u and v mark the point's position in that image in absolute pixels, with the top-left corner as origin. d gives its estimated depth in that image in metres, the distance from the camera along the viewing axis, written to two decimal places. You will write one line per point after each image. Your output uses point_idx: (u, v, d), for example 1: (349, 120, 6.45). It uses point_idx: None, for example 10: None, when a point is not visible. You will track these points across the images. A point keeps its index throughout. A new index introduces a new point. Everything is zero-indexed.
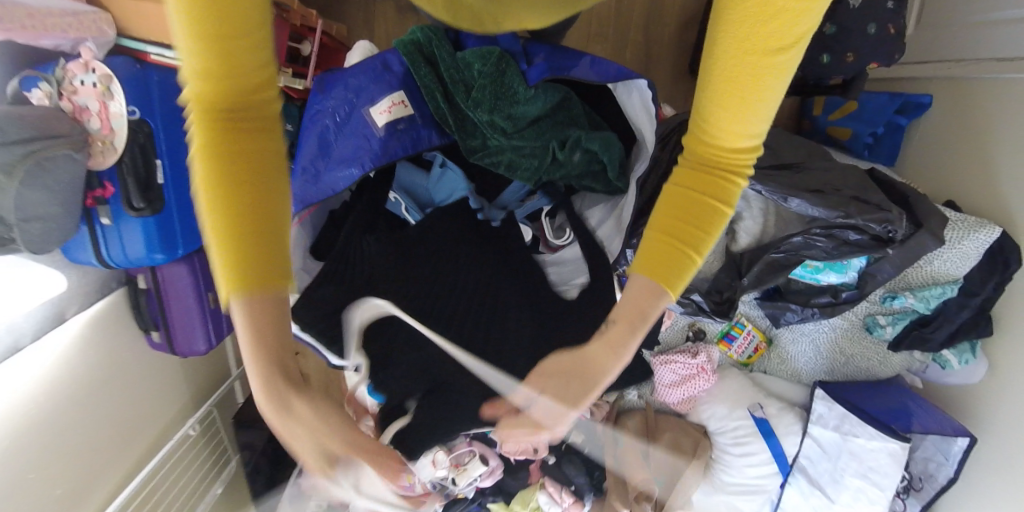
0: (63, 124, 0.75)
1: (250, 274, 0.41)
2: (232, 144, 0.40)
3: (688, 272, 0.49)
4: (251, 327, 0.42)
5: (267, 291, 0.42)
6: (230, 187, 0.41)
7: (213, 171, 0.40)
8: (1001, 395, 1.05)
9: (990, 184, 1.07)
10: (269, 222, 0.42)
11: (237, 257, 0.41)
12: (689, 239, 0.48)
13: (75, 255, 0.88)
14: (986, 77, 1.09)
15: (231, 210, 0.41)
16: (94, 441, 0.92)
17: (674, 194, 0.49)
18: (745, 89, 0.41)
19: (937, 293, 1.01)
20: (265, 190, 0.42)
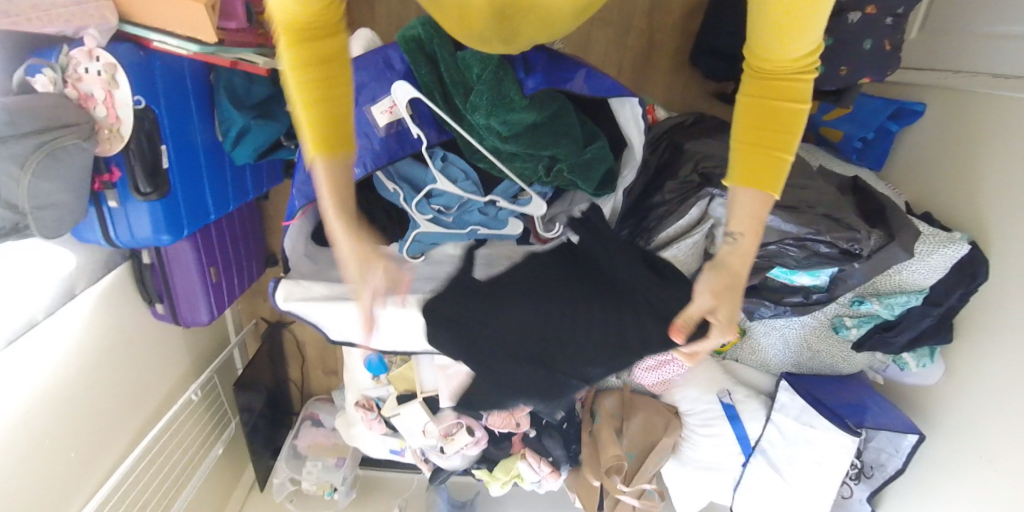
0: (70, 113, 0.78)
1: (332, 146, 0.54)
2: (313, 44, 0.49)
3: (776, 169, 0.52)
4: (330, 183, 0.55)
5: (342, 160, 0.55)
6: (316, 76, 0.50)
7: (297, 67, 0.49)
8: (954, 393, 1.14)
9: (968, 198, 1.12)
10: (337, 112, 0.53)
11: (319, 122, 0.52)
12: (773, 142, 0.51)
13: (85, 234, 0.92)
14: (977, 90, 1.12)
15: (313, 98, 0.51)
16: (85, 404, 1.00)
17: (750, 111, 0.51)
18: (792, 22, 0.42)
19: (901, 302, 1.08)
20: (337, 86, 0.52)
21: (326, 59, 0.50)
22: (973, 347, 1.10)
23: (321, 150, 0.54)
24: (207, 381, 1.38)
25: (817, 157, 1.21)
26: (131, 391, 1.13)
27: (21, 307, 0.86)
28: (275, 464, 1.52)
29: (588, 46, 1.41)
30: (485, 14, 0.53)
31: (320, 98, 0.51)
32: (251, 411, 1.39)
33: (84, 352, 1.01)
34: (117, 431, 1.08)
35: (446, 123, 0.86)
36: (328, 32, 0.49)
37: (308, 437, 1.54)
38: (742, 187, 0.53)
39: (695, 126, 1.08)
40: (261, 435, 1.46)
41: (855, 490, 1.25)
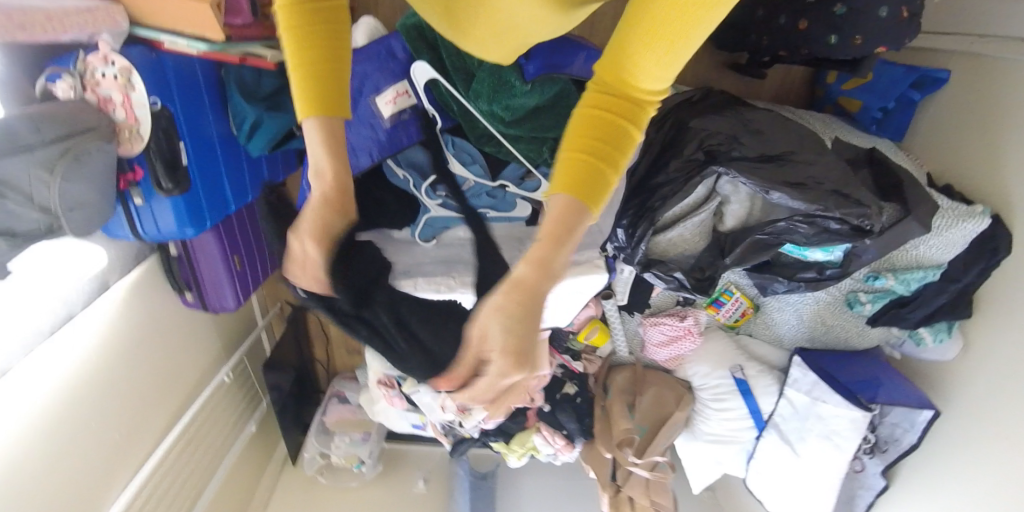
0: (91, 116, 0.82)
1: (320, 102, 0.50)
2: None
3: (602, 184, 0.43)
4: (325, 142, 0.52)
5: (332, 116, 0.51)
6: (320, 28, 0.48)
7: (301, 15, 0.47)
8: (971, 370, 1.13)
9: (992, 171, 1.08)
10: (326, 61, 0.49)
11: (314, 83, 0.50)
12: (595, 150, 0.42)
13: (115, 230, 0.97)
14: (1005, 57, 1.07)
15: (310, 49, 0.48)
16: (122, 388, 1.07)
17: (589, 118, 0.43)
18: (662, 32, 0.37)
19: (918, 277, 1.07)
20: (328, 34, 0.48)
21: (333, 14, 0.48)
22: (991, 322, 1.09)
23: (312, 108, 0.50)
24: (238, 361, 1.46)
25: (833, 129, 1.18)
26: (167, 374, 1.21)
27: (61, 300, 0.92)
28: (305, 439, 1.61)
29: (595, 22, 1.39)
30: (480, 24, 0.56)
31: (318, 51, 0.48)
32: (280, 390, 1.47)
33: (117, 340, 1.07)
34: (156, 414, 1.16)
35: (453, 111, 0.88)
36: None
37: (334, 413, 1.62)
38: (559, 194, 0.43)
39: (702, 102, 1.07)
40: (290, 412, 1.54)
41: (868, 464, 1.25)
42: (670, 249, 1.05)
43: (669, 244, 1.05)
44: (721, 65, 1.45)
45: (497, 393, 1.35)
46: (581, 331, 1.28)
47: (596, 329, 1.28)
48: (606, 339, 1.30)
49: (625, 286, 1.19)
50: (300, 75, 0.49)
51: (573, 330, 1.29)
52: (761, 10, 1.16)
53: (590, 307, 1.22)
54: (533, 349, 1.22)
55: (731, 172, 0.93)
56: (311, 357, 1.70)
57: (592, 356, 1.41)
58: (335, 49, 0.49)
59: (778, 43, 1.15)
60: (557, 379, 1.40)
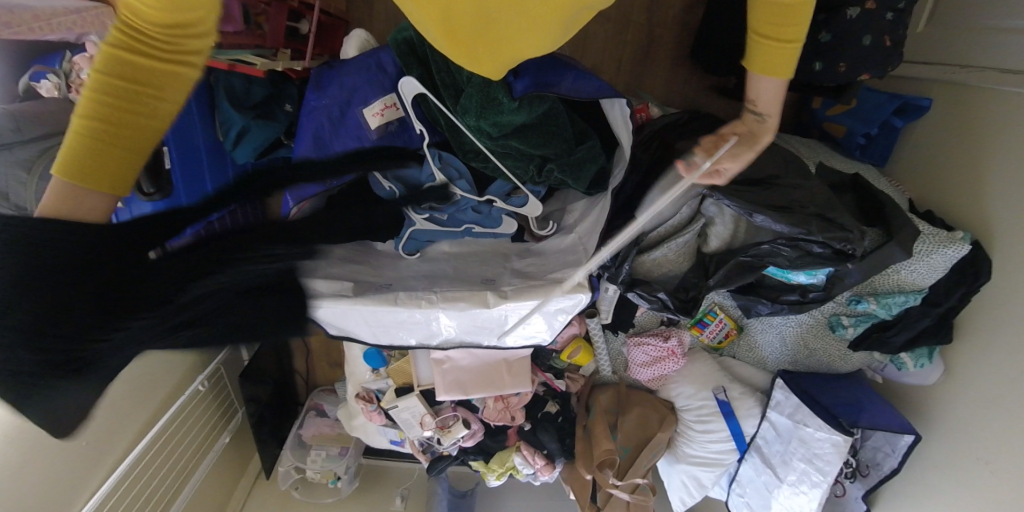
0: (74, 118, 0.82)
1: (86, 170, 0.45)
2: (134, 56, 0.43)
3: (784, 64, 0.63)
4: (56, 202, 0.45)
5: (92, 182, 0.46)
6: (115, 92, 0.44)
7: (103, 68, 0.43)
8: (953, 394, 1.14)
9: (975, 198, 1.10)
10: (125, 131, 0.45)
11: (74, 145, 0.44)
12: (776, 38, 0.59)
13: None
14: (987, 87, 1.10)
15: (103, 112, 0.44)
16: None
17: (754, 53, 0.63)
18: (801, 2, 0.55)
19: (899, 301, 1.08)
20: (148, 105, 0.45)
21: (145, 94, 0.45)
22: (973, 348, 1.10)
23: (66, 166, 0.44)
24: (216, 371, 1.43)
25: (818, 154, 1.20)
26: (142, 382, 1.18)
27: None
28: (281, 453, 1.57)
29: (587, 42, 1.42)
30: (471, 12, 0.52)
31: (111, 115, 0.44)
32: (256, 401, 1.45)
33: None
34: (128, 419, 1.14)
35: (440, 127, 0.88)
36: (156, 42, 0.44)
37: (312, 426, 1.58)
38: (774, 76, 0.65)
39: (689, 124, 1.09)
40: (268, 423, 1.52)
41: (849, 488, 1.26)
42: (656, 270, 1.06)
43: (654, 264, 1.06)
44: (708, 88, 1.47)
45: (478, 409, 1.34)
46: (565, 350, 1.27)
47: (579, 349, 1.27)
48: (588, 359, 1.30)
49: (609, 306, 1.18)
50: (71, 141, 0.44)
51: (557, 349, 1.28)
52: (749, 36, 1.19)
53: (574, 325, 1.22)
54: (516, 366, 1.20)
55: (716, 195, 0.94)
56: (290, 368, 1.67)
57: (576, 375, 1.39)
58: (149, 117, 0.46)
59: None
60: (540, 397, 1.39)
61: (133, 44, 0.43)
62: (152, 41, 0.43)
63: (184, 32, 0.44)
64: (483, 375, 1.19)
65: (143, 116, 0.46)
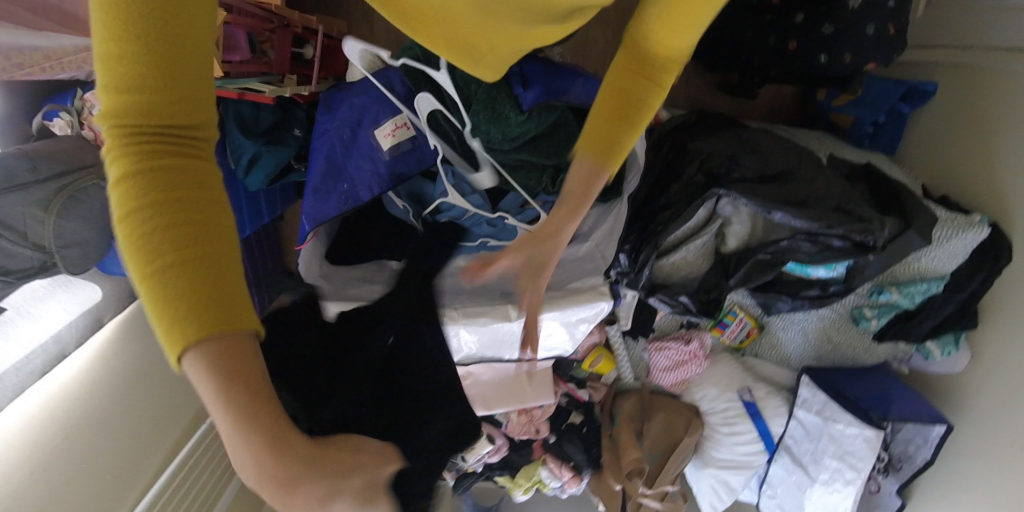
0: (87, 154, 0.83)
1: (196, 327, 0.29)
2: (160, 143, 0.29)
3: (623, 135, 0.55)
4: (211, 384, 0.30)
5: (217, 335, 0.29)
6: (166, 209, 0.28)
7: (133, 189, 0.28)
8: (982, 380, 1.12)
9: (988, 181, 1.09)
10: (216, 249, 0.30)
11: (175, 309, 0.29)
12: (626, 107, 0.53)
13: (111, 267, 0.96)
14: (992, 68, 1.10)
15: (167, 241, 0.28)
16: None
17: (598, 119, 0.55)
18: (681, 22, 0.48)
19: (922, 290, 1.07)
20: (209, 198, 0.30)
21: (194, 182, 0.29)
22: (1000, 331, 1.08)
23: (184, 337, 0.29)
24: None
25: (827, 146, 1.19)
26: None
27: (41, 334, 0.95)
28: None
29: (587, 49, 1.43)
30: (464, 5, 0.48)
31: (184, 245, 0.29)
32: None
33: None
34: None
35: (452, 143, 0.88)
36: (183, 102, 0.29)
37: None
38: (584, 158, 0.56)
39: (698, 123, 1.08)
40: None
41: (883, 483, 1.23)
42: (675, 272, 1.05)
43: (672, 267, 1.05)
44: (711, 87, 1.47)
45: (501, 423, 1.32)
46: (586, 359, 1.27)
47: (600, 357, 1.27)
48: (610, 367, 1.29)
49: (628, 312, 1.13)
50: (159, 304, 0.28)
51: (577, 358, 1.27)
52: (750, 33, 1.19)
53: (594, 333, 1.21)
54: (538, 377, 1.19)
55: (732, 195, 0.93)
56: None
57: (598, 384, 1.36)
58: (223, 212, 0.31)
59: (769, 64, 1.17)
60: (563, 407, 1.38)
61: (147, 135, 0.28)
62: (152, 102, 0.28)
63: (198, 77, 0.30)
64: (505, 388, 1.18)
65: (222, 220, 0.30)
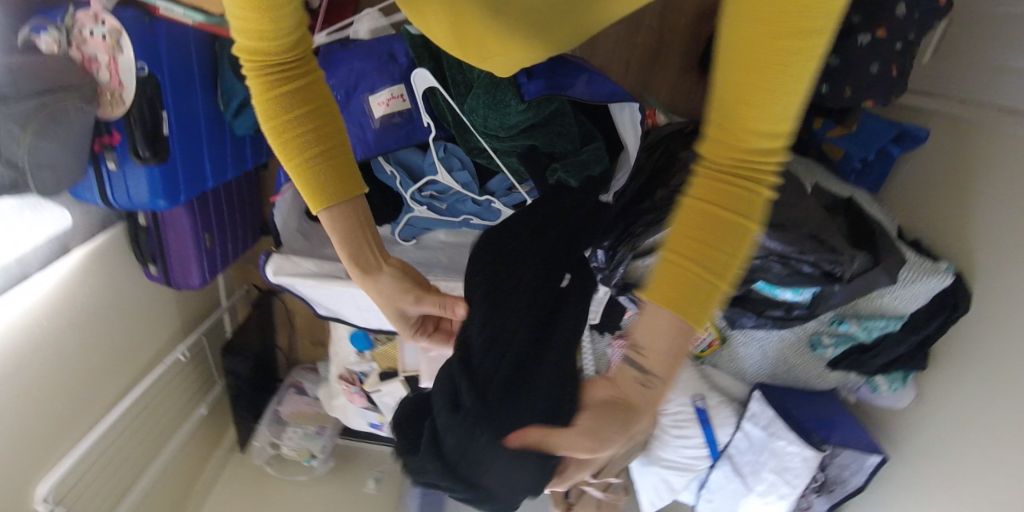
0: (72, 75, 0.80)
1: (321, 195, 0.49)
2: (273, 79, 0.43)
3: (701, 302, 0.37)
4: (340, 235, 0.53)
5: (337, 200, 0.50)
6: (297, 122, 0.46)
7: (276, 113, 0.45)
8: (922, 419, 1.18)
9: (961, 232, 1.13)
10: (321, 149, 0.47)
11: (310, 180, 0.49)
12: (694, 249, 0.35)
13: (83, 195, 0.94)
14: (984, 124, 1.12)
15: (305, 145, 0.47)
16: (69, 355, 1.03)
17: (668, 266, 0.36)
18: (762, 79, 0.29)
19: (880, 326, 1.11)
20: (321, 115, 0.47)
21: (301, 101, 0.45)
22: (946, 376, 1.13)
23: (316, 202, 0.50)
24: (196, 342, 1.41)
25: (815, 174, 1.21)
26: (121, 348, 1.17)
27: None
28: (258, 429, 1.57)
29: (596, 41, 1.42)
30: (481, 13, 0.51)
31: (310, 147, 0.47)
32: (236, 376, 1.45)
33: (72, 305, 1.03)
34: (107, 384, 1.12)
35: (447, 122, 0.87)
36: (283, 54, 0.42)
37: (291, 404, 1.58)
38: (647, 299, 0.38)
39: (693, 134, 1.09)
40: (247, 399, 1.52)
41: (815, 502, 1.27)
42: None
43: None
44: None
45: None
46: None
47: None
48: None
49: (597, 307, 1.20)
50: (302, 178, 0.48)
51: None
52: None
53: None
54: None
55: None
56: (272, 343, 1.66)
57: None
58: (321, 124, 0.47)
59: None
60: None
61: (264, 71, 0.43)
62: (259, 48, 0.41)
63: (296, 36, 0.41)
64: None
65: (319, 130, 0.47)
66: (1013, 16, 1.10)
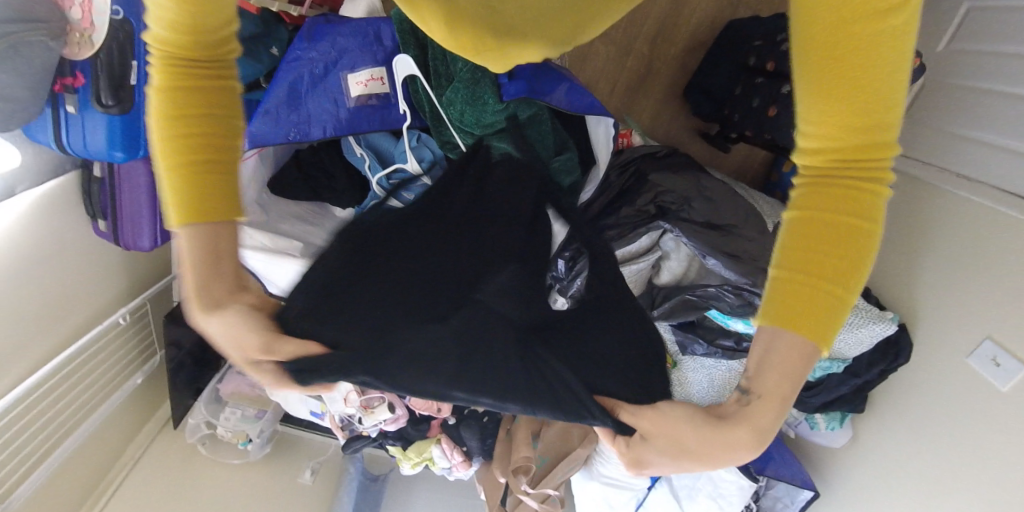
0: (43, 9, 0.77)
1: (195, 207, 0.43)
2: (185, 79, 0.41)
3: (837, 300, 0.39)
4: (197, 254, 0.44)
5: (208, 218, 0.43)
6: (191, 126, 0.42)
7: (175, 110, 0.41)
8: (855, 461, 1.22)
9: (909, 286, 1.19)
10: (212, 161, 0.43)
11: (187, 188, 0.43)
12: (817, 255, 0.38)
13: (36, 134, 0.89)
14: (939, 186, 1.19)
15: (195, 147, 0.42)
16: (0, 301, 0.97)
17: (788, 276, 0.39)
18: (856, 85, 0.35)
19: (824, 366, 1.14)
20: (218, 128, 0.43)
21: (210, 104, 0.42)
22: (880, 421, 1.18)
23: (188, 212, 0.43)
24: (141, 307, 1.36)
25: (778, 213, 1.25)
26: (58, 302, 1.11)
27: None
28: (194, 405, 1.51)
29: (586, 58, 1.44)
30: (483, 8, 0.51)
31: (195, 153, 0.42)
32: (179, 347, 1.40)
33: (10, 249, 0.99)
34: (39, 338, 1.07)
35: (423, 110, 0.87)
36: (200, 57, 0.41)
37: (231, 383, 1.51)
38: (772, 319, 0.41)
39: (665, 159, 1.11)
40: (187, 372, 1.46)
41: None
42: None
43: None
44: (692, 129, 1.51)
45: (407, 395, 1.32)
46: None
47: None
48: None
49: None
50: (179, 184, 0.43)
51: None
52: (739, 89, 1.24)
53: None
54: None
55: (676, 231, 0.98)
56: None
57: None
58: (220, 136, 0.43)
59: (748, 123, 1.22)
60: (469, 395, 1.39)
61: (172, 70, 0.41)
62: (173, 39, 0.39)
63: (214, 40, 0.41)
64: None
65: (217, 141, 0.43)
66: (976, 89, 1.18)
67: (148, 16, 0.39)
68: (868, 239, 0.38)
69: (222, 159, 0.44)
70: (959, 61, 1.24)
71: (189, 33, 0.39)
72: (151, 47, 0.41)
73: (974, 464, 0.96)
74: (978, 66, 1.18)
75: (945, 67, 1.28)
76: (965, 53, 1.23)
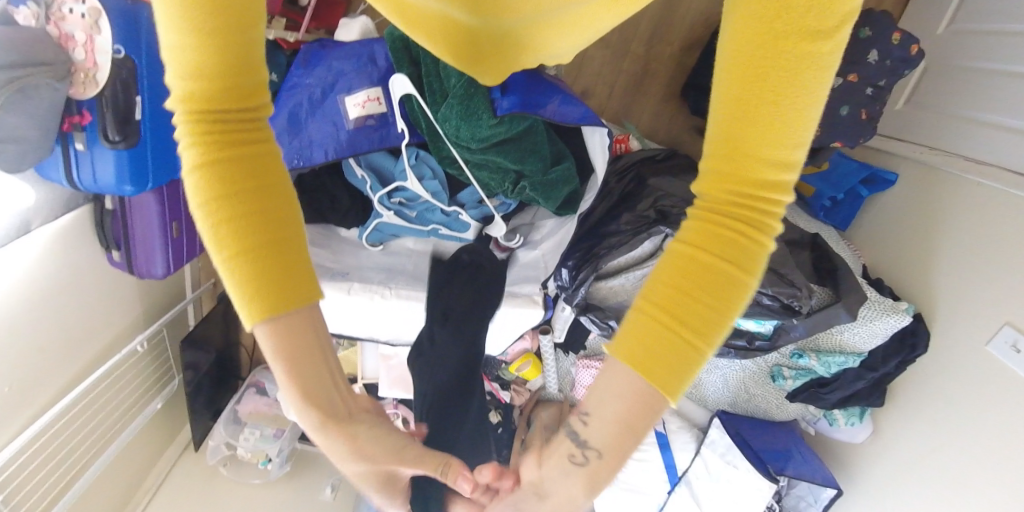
0: (48, 51, 0.80)
1: (268, 302, 0.35)
2: (230, 141, 0.33)
3: (687, 351, 0.35)
4: (281, 352, 0.37)
5: (288, 312, 0.36)
6: (242, 201, 0.33)
7: (214, 185, 0.33)
8: (879, 456, 1.19)
9: (924, 274, 1.16)
10: (279, 242, 0.35)
11: (254, 281, 0.35)
12: (688, 297, 0.34)
13: (48, 172, 0.92)
14: (948, 170, 1.17)
15: (248, 224, 0.34)
16: (20, 336, 1.00)
17: (644, 315, 0.35)
18: (780, 103, 0.30)
19: (838, 361, 1.13)
20: (270, 198, 0.35)
21: (254, 171, 0.34)
22: (902, 414, 1.15)
23: (255, 308, 0.35)
24: (156, 333, 1.38)
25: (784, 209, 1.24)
26: (76, 333, 1.13)
27: None
28: (214, 427, 1.53)
29: (582, 64, 1.45)
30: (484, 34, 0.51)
31: (254, 234, 0.34)
32: (195, 369, 1.42)
33: (26, 285, 1.01)
34: (59, 369, 1.09)
35: (421, 128, 0.88)
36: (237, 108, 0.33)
37: (249, 403, 1.51)
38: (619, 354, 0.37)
39: (665, 162, 1.11)
40: (205, 396, 1.49)
41: None
42: (611, 296, 1.04)
43: (610, 290, 1.04)
44: (693, 128, 1.51)
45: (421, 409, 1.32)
46: (514, 363, 1.28)
47: (528, 363, 1.28)
48: (536, 374, 1.31)
49: (563, 325, 1.18)
50: (237, 277, 0.35)
51: (506, 360, 1.29)
52: None
53: (526, 339, 1.23)
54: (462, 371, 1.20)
55: (678, 233, 0.96)
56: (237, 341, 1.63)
57: (521, 388, 1.39)
58: (277, 205, 0.35)
59: None
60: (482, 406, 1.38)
61: (214, 136, 0.32)
62: (203, 90, 0.31)
63: (249, 86, 0.33)
64: None
65: (275, 214, 0.35)
66: (981, 70, 1.16)
67: (168, 66, 0.31)
68: (742, 284, 0.34)
69: (283, 231, 0.35)
70: (960, 43, 1.22)
71: (228, 68, 0.31)
72: (179, 108, 0.32)
73: (1000, 454, 0.94)
74: (981, 47, 1.16)
75: (947, 50, 1.26)
76: (968, 34, 1.21)
